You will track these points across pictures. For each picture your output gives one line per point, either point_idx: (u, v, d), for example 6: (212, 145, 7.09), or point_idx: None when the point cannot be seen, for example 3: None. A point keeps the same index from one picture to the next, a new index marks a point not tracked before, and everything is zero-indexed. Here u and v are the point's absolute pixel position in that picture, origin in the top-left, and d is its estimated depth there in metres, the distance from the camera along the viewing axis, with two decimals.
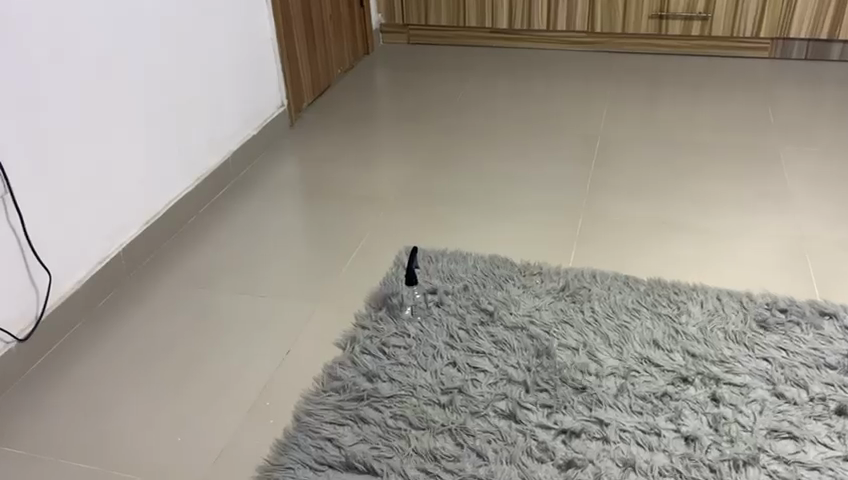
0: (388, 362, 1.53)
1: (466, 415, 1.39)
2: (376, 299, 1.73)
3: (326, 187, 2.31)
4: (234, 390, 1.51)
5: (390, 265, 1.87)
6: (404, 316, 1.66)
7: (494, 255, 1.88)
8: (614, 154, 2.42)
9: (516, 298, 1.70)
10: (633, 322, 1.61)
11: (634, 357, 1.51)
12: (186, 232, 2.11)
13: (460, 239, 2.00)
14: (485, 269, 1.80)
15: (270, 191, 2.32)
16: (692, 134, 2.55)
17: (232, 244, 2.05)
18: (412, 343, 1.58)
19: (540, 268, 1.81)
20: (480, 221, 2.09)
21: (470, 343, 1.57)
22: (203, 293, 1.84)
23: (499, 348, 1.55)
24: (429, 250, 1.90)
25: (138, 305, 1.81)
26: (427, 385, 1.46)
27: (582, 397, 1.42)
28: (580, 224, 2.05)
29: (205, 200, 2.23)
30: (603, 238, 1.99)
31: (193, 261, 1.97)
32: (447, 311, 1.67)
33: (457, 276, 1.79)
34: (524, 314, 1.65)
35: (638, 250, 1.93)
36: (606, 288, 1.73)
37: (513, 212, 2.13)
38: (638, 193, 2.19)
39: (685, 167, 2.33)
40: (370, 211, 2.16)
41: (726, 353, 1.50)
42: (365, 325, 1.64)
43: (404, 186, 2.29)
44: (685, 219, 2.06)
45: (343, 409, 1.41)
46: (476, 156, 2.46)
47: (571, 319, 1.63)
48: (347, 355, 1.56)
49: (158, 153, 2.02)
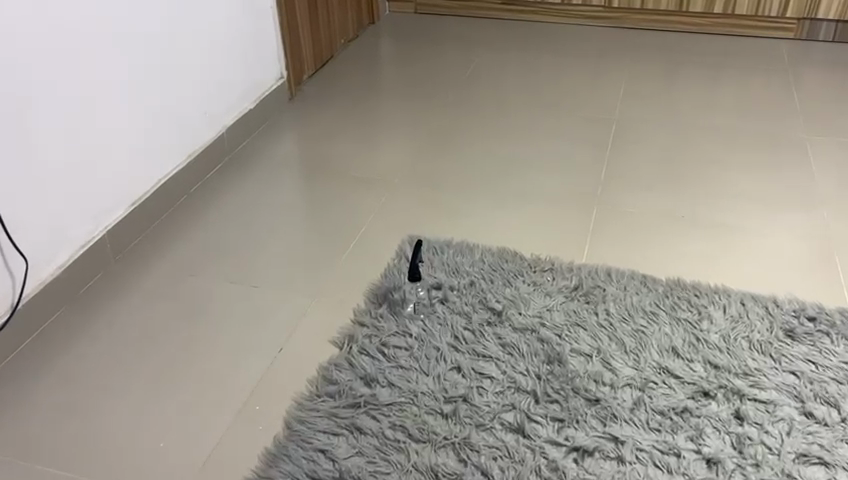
0: (387, 364, 1.43)
1: (471, 427, 1.29)
2: (376, 294, 1.62)
3: (326, 167, 2.18)
4: (222, 391, 1.41)
5: (393, 256, 1.76)
6: (405, 313, 1.55)
7: (503, 248, 1.77)
8: (631, 139, 2.29)
9: (526, 296, 1.59)
10: (651, 328, 1.50)
11: (652, 367, 1.41)
12: (177, 213, 1.99)
13: (468, 226, 1.88)
14: (493, 265, 1.70)
15: (266, 169, 2.19)
16: (714, 119, 2.42)
17: (226, 227, 1.93)
18: (414, 344, 1.47)
19: (552, 264, 1.70)
20: (489, 207, 1.96)
21: (476, 345, 1.47)
22: (193, 281, 1.73)
23: (507, 352, 1.45)
24: (434, 241, 1.79)
25: (123, 292, 1.70)
26: (429, 391, 1.36)
27: (595, 410, 1.32)
28: (594, 214, 1.93)
29: (197, 178, 2.11)
30: (619, 229, 1.87)
31: (183, 245, 1.86)
32: (451, 310, 1.57)
33: (463, 270, 1.68)
34: (534, 314, 1.54)
35: (656, 243, 1.82)
36: (621, 288, 1.62)
37: (524, 197, 2.00)
38: (656, 181, 2.07)
39: (707, 155, 2.20)
40: (371, 194, 2.04)
41: (751, 365, 1.40)
42: (364, 323, 1.54)
43: (408, 167, 2.17)
44: (707, 211, 1.94)
45: (338, 417, 1.32)
46: (486, 136, 2.32)
47: (584, 322, 1.52)
48: (344, 355, 1.46)
49: (148, 129, 1.89)
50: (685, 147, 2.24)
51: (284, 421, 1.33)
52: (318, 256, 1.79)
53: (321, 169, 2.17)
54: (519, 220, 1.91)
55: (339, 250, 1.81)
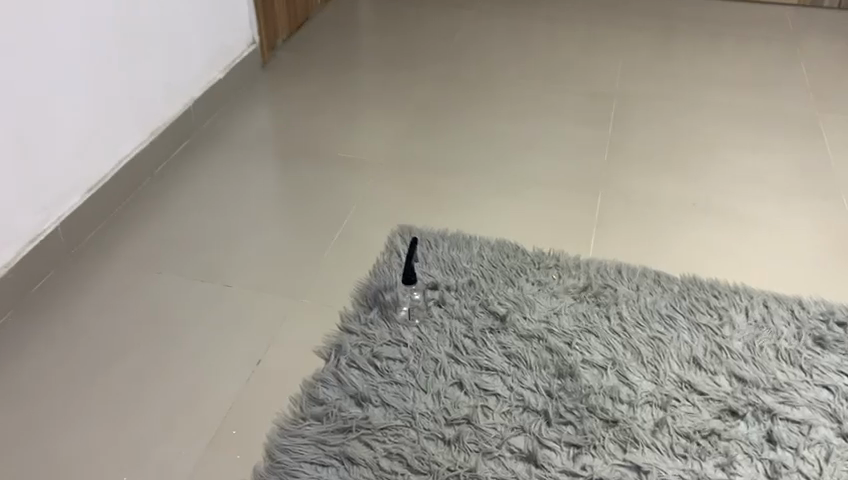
0: (380, 380, 1.28)
1: (477, 456, 1.15)
2: (365, 295, 1.46)
3: (305, 146, 2.00)
4: (192, 415, 1.25)
5: (381, 250, 1.60)
6: (398, 318, 1.40)
7: (502, 241, 1.61)
8: (633, 115, 2.14)
9: (531, 297, 1.45)
10: (668, 334, 1.37)
11: (673, 380, 1.28)
12: (139, 199, 1.79)
13: (463, 216, 1.72)
14: (493, 261, 1.54)
15: (239, 147, 2.00)
16: (721, 94, 2.26)
17: (194, 216, 1.74)
18: (410, 355, 1.32)
19: (557, 260, 1.55)
20: (484, 194, 1.80)
21: (478, 356, 1.32)
22: (158, 279, 1.55)
23: (512, 364, 1.31)
24: (427, 232, 1.63)
25: (80, 292, 1.52)
26: (428, 412, 1.22)
27: (614, 433, 1.18)
28: (598, 201, 1.78)
29: (161, 159, 1.91)
30: (627, 220, 1.72)
31: (146, 238, 1.67)
32: (449, 313, 1.41)
33: (461, 267, 1.52)
34: (540, 319, 1.40)
35: (668, 234, 1.67)
36: (634, 288, 1.47)
37: (521, 184, 1.84)
38: (662, 165, 1.92)
39: (715, 135, 2.05)
40: (355, 177, 1.87)
41: (780, 378, 1.28)
42: (352, 330, 1.38)
43: (394, 147, 1.99)
44: (718, 199, 1.80)
45: (326, 445, 1.17)
46: (478, 113, 2.15)
47: (596, 328, 1.38)
48: (331, 368, 1.30)
49: (105, 105, 1.69)
50: (692, 127, 2.09)
51: (265, 450, 1.18)
52: (299, 253, 1.62)
53: (299, 148, 1.99)
54: (519, 209, 1.75)
55: (322, 244, 1.64)
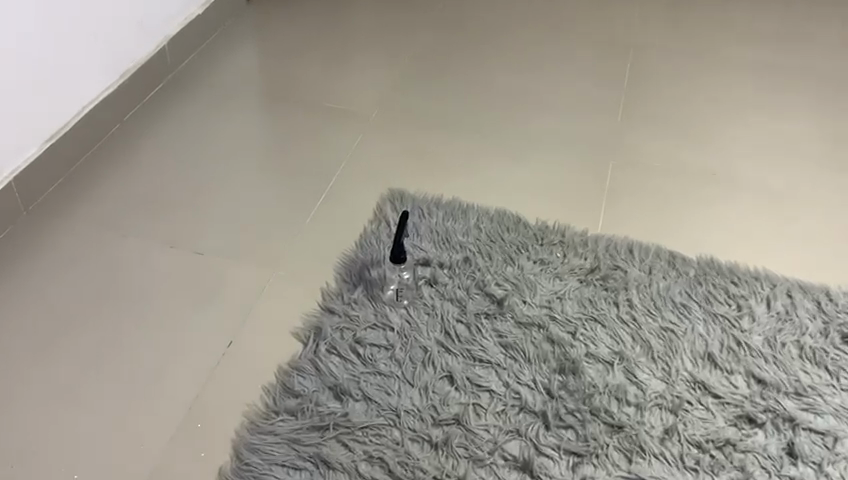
0: (362, 370, 1.15)
1: (466, 463, 1.03)
2: (349, 270, 1.33)
3: (290, 94, 1.81)
4: (153, 405, 1.12)
5: (370, 218, 1.45)
6: (385, 299, 1.26)
7: (502, 211, 1.47)
8: (651, 72, 1.96)
9: (532, 279, 1.32)
10: (682, 326, 1.24)
11: (685, 380, 1.16)
12: (106, 149, 1.63)
13: (461, 182, 1.57)
14: (492, 235, 1.40)
15: (218, 92, 1.82)
16: (747, 50, 2.08)
17: (165, 170, 1.58)
18: (396, 342, 1.20)
19: (562, 236, 1.41)
20: (486, 159, 1.64)
21: (471, 345, 1.20)
22: (121, 243, 1.40)
23: (509, 356, 1.18)
24: (421, 201, 1.49)
25: (37, 254, 1.37)
26: (414, 410, 1.10)
27: (618, 440, 1.07)
28: (610, 170, 1.63)
29: (132, 103, 1.74)
30: (640, 192, 1.57)
31: (111, 194, 1.51)
32: (441, 294, 1.28)
33: (456, 241, 1.39)
34: (541, 305, 1.27)
35: (685, 209, 1.53)
36: (645, 271, 1.34)
37: (527, 148, 1.68)
38: (682, 129, 1.76)
39: (739, 97, 1.88)
40: (345, 132, 1.70)
41: (803, 381, 1.16)
42: (334, 310, 1.25)
43: (388, 100, 1.82)
44: (741, 170, 1.64)
45: (299, 445, 1.05)
46: (482, 64, 1.96)
47: (602, 316, 1.25)
48: (309, 353, 1.18)
49: (66, 43, 1.51)
50: (715, 87, 1.92)
51: (232, 448, 1.06)
52: (278, 216, 1.46)
53: (284, 96, 1.81)
54: (523, 177, 1.59)
55: (304, 207, 1.48)
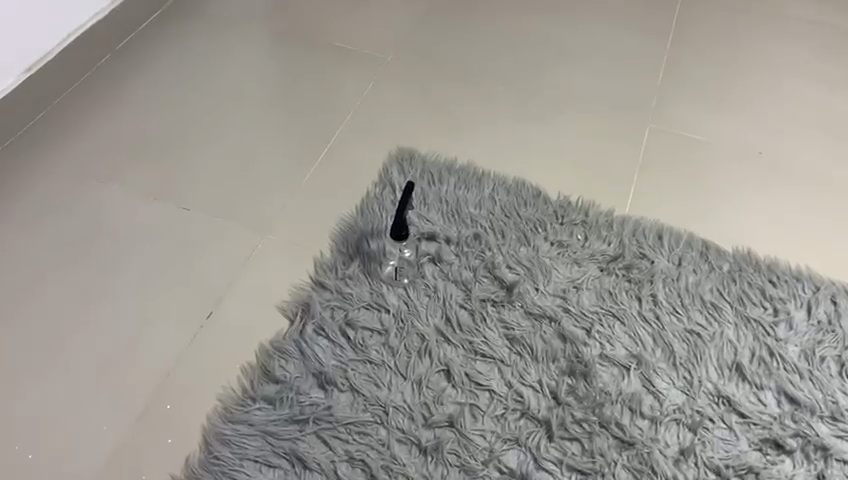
0: (351, 356, 1.05)
1: (457, 473, 0.93)
2: (346, 239, 1.21)
3: (298, 31, 1.65)
4: (119, 380, 1.03)
5: (374, 180, 1.31)
6: (383, 276, 1.15)
7: (520, 182, 1.33)
8: (699, 28, 1.76)
9: (547, 264, 1.19)
10: (709, 330, 1.12)
11: (707, 392, 1.04)
12: (94, 83, 1.49)
13: (476, 146, 1.42)
14: (507, 211, 1.27)
15: (219, 25, 1.65)
16: (809, 7, 1.85)
17: (155, 111, 1.44)
18: (391, 326, 1.09)
19: (585, 216, 1.27)
20: (507, 119, 1.48)
21: (473, 336, 1.08)
22: (101, 192, 1.28)
23: (514, 352, 1.07)
24: (431, 164, 1.34)
25: (8, 199, 1.26)
26: (403, 407, 0.99)
27: (627, 459, 0.96)
28: (645, 141, 1.46)
29: (124, 32, 1.59)
30: (676, 168, 1.41)
31: (95, 135, 1.39)
32: (445, 275, 1.16)
33: (466, 215, 1.26)
34: (555, 294, 1.15)
35: (722, 192, 1.37)
36: (674, 263, 1.21)
37: (554, 108, 1.52)
38: (728, 98, 1.57)
39: (797, 63, 1.68)
40: (354, 79, 1.54)
41: (842, 404, 1.04)
42: (326, 285, 1.14)
43: (405, 43, 1.64)
44: (788, 149, 1.47)
45: (274, 440, 0.95)
46: (511, 7, 1.77)
47: (621, 313, 1.13)
48: (294, 334, 1.07)
49: None
50: (770, 49, 1.71)
51: (201, 437, 0.97)
52: (273, 172, 1.33)
53: (290, 33, 1.64)
54: (547, 142, 1.44)
55: (301, 163, 1.35)
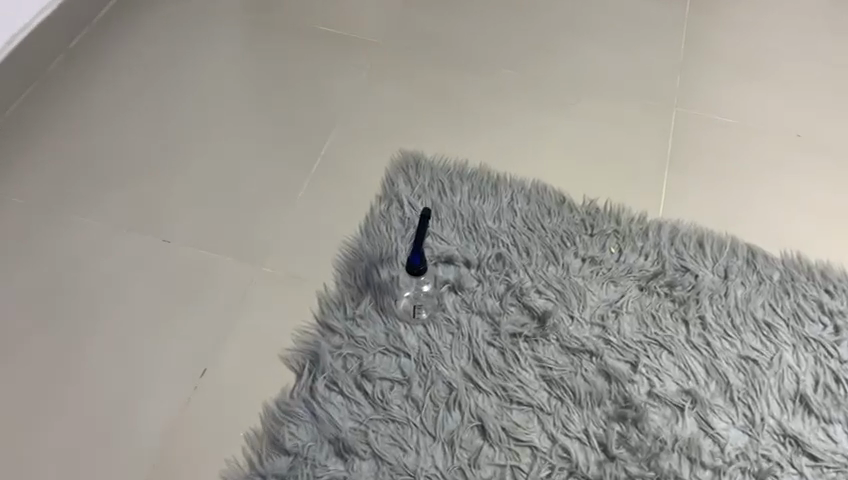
0: (371, 415, 0.92)
1: None
2: (353, 269, 1.06)
3: (276, 16, 1.46)
4: (108, 460, 0.89)
5: (377, 194, 1.16)
6: (399, 314, 1.01)
7: (541, 187, 1.19)
8: None
9: (581, 285, 1.06)
10: (766, 355, 1.01)
11: (771, 431, 0.93)
12: (50, 88, 1.29)
13: (488, 145, 1.26)
14: (530, 223, 1.13)
15: (187, 14, 1.46)
16: None
17: (123, 121, 1.26)
18: (413, 374, 0.96)
19: (617, 224, 1.14)
20: (520, 110, 1.32)
21: (506, 380, 0.96)
22: (68, 224, 1.11)
23: (553, 397, 0.95)
24: (441, 171, 1.19)
25: None
26: (436, 475, 0.87)
27: None
28: (672, 127, 1.31)
29: (80, 27, 1.39)
30: (709, 159, 1.27)
31: (55, 152, 1.20)
32: (467, 305, 1.03)
33: (485, 230, 1.12)
34: (593, 322, 1.02)
35: (760, 184, 1.24)
36: (720, 275, 1.09)
37: (570, 94, 1.36)
38: (758, 67, 1.42)
39: (829, 23, 1.52)
40: (345, 71, 1.36)
41: None
42: (334, 328, 1.00)
43: (399, 25, 1.46)
44: (830, 128, 1.32)
45: None
46: None
47: (668, 340, 1.01)
48: (303, 392, 0.94)
49: None
50: (800, 10, 1.55)
51: None
52: (262, 189, 1.17)
53: (269, 20, 1.45)
54: (567, 135, 1.29)
55: (293, 176, 1.19)
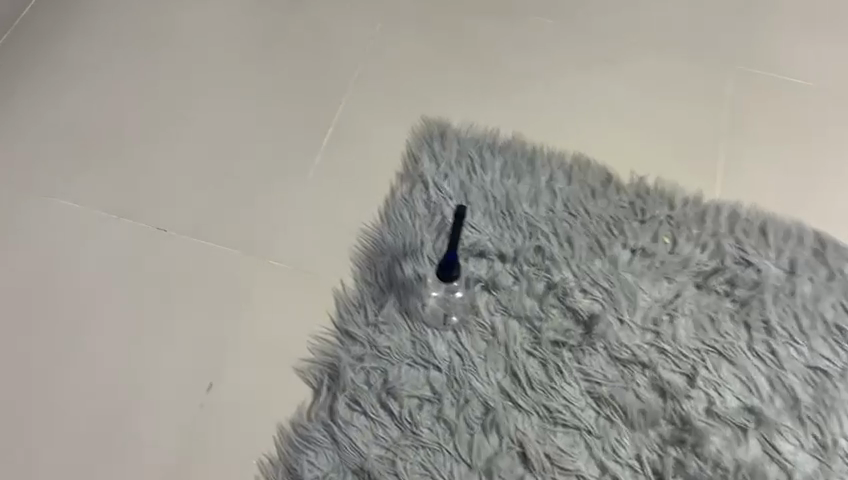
0: (399, 440, 0.82)
1: None
2: (374, 264, 0.94)
3: None
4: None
5: (399, 173, 1.02)
6: (427, 318, 0.89)
7: (583, 163, 1.05)
8: None
9: (631, 283, 0.94)
10: (838, 365, 0.90)
11: (843, 455, 0.84)
12: (21, 38, 1.12)
13: (521, 110, 1.11)
14: (573, 208, 1.00)
15: None
16: None
17: (107, 78, 1.09)
18: (445, 391, 0.85)
19: (670, 208, 1.01)
20: (559, 66, 1.16)
21: (549, 398, 0.85)
22: (49, 205, 0.97)
23: (602, 416, 0.85)
24: (470, 144, 1.05)
25: None
26: None
27: None
28: (729, 88, 1.15)
29: None
30: (771, 126, 1.12)
31: (27, 117, 1.04)
32: (504, 307, 0.91)
33: (522, 217, 0.98)
34: (644, 327, 0.91)
35: (829, 157, 1.09)
36: (786, 270, 0.96)
37: (616, 46, 1.19)
38: (825, 20, 1.25)
39: None
40: (356, 21, 1.19)
41: None
42: (355, 336, 0.88)
43: None
44: None
45: None
46: None
47: (728, 348, 0.90)
48: (323, 413, 0.83)
49: None
50: None
51: None
52: (265, 166, 1.03)
53: None
54: (612, 97, 1.13)
55: (302, 148, 1.05)
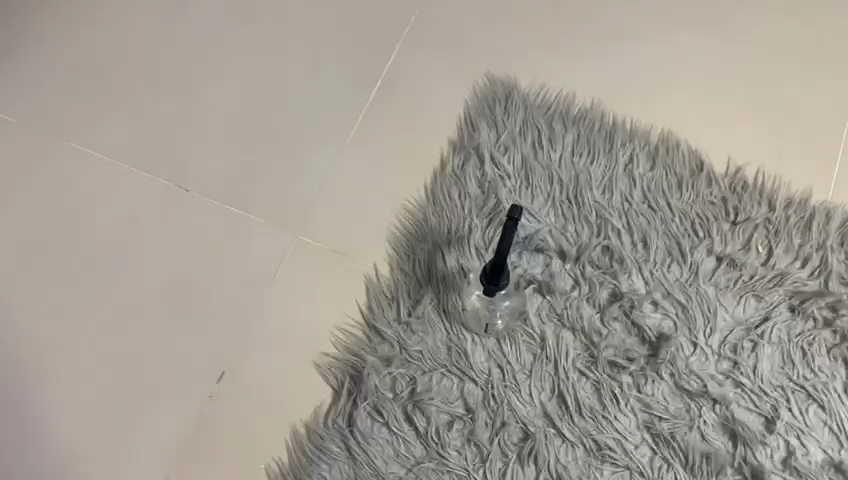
0: (423, 462, 0.73)
1: None
2: (413, 250, 0.82)
3: None
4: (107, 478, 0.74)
5: (452, 142, 0.89)
6: (467, 321, 0.78)
7: (671, 145, 0.88)
8: None
9: (713, 299, 0.80)
10: None
11: None
12: None
13: (601, 73, 0.94)
14: (653, 200, 0.85)
15: None
16: None
17: (134, 7, 0.97)
18: (480, 410, 0.75)
19: (770, 209, 0.84)
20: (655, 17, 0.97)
21: (599, 429, 0.74)
22: (66, 156, 0.88)
23: (658, 456, 0.74)
24: (538, 112, 0.90)
25: None
26: None
27: None
28: None
29: None
30: None
31: (48, 52, 0.94)
32: (558, 316, 0.79)
33: (591, 206, 0.84)
34: (722, 355, 0.77)
35: None
36: None
37: None
38: None
39: None
40: None
41: None
42: (384, 335, 0.78)
43: None
44: None
45: None
46: None
47: (819, 389, 0.76)
48: (341, 421, 0.75)
49: None
50: None
51: None
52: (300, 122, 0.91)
53: None
54: (716, 60, 0.94)
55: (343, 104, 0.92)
